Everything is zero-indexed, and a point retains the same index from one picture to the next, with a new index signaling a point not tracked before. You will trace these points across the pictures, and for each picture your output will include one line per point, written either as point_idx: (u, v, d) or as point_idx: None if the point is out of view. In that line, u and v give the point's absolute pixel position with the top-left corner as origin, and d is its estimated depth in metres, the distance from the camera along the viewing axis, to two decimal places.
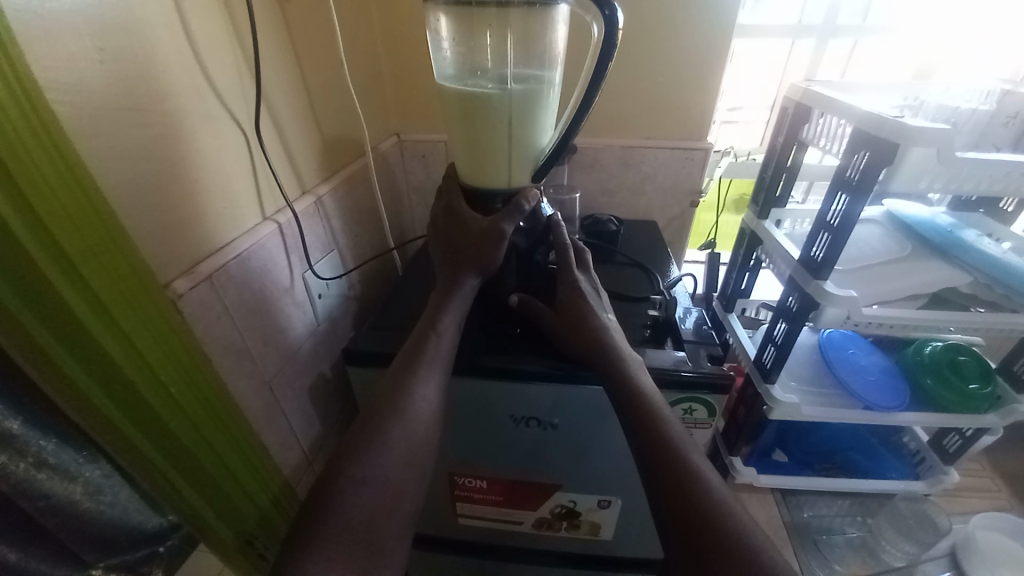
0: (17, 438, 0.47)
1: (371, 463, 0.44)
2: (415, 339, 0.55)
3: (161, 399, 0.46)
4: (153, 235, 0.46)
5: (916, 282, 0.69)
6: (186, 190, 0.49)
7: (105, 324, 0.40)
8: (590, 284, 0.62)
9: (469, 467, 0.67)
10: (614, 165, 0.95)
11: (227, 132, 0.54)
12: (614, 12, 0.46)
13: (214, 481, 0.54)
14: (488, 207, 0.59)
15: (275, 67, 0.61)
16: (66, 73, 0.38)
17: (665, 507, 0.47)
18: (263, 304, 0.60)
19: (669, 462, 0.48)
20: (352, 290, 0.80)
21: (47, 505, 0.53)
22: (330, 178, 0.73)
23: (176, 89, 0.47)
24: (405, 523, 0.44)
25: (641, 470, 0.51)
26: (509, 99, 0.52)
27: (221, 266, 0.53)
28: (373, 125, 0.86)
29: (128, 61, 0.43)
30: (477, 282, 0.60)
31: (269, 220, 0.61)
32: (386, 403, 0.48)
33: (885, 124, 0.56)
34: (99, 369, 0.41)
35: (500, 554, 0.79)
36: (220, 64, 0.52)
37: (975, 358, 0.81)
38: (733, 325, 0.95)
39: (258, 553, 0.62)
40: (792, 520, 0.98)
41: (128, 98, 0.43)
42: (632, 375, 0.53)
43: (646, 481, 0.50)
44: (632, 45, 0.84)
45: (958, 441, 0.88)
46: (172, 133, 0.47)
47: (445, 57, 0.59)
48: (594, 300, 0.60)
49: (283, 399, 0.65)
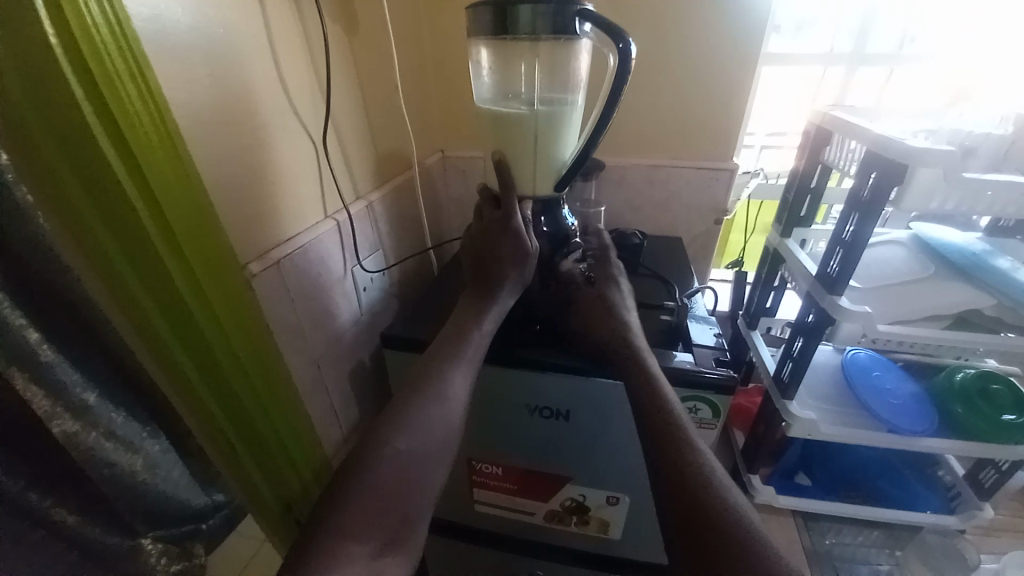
0: (92, 410, 0.49)
1: (409, 438, 0.51)
2: (449, 335, 0.61)
3: (231, 363, 0.54)
4: (238, 223, 0.56)
5: (936, 304, 0.70)
6: (265, 188, 0.60)
7: (195, 292, 0.49)
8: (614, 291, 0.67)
9: (487, 453, 0.73)
10: (641, 183, 1.00)
11: (299, 143, 0.64)
12: (627, 45, 0.52)
13: (267, 448, 0.62)
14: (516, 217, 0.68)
15: (341, 90, 0.72)
16: (184, 94, 0.49)
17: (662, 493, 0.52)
18: (318, 291, 0.69)
19: (673, 459, 0.52)
20: (393, 286, 0.89)
21: (110, 474, 0.52)
22: (381, 186, 0.83)
23: (263, 107, 0.58)
24: (424, 488, 0.50)
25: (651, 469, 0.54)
26: (535, 118, 0.60)
27: (287, 255, 0.62)
28: (421, 142, 0.96)
29: (231, 84, 0.54)
30: (512, 297, 0.64)
31: (329, 219, 0.70)
32: (424, 385, 0.55)
33: (891, 146, 0.59)
34: (187, 332, 0.50)
35: (513, 545, 0.83)
36: (298, 88, 0.63)
37: (1010, 387, 0.77)
38: (756, 343, 0.95)
39: (294, 518, 0.68)
40: (813, 546, 0.95)
41: (227, 113, 0.54)
42: (645, 363, 0.58)
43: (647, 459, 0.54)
44: (661, 74, 0.91)
45: (994, 476, 0.85)
46: (256, 142, 0.58)
47: (484, 83, 0.67)
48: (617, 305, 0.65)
49: (327, 377, 0.73)
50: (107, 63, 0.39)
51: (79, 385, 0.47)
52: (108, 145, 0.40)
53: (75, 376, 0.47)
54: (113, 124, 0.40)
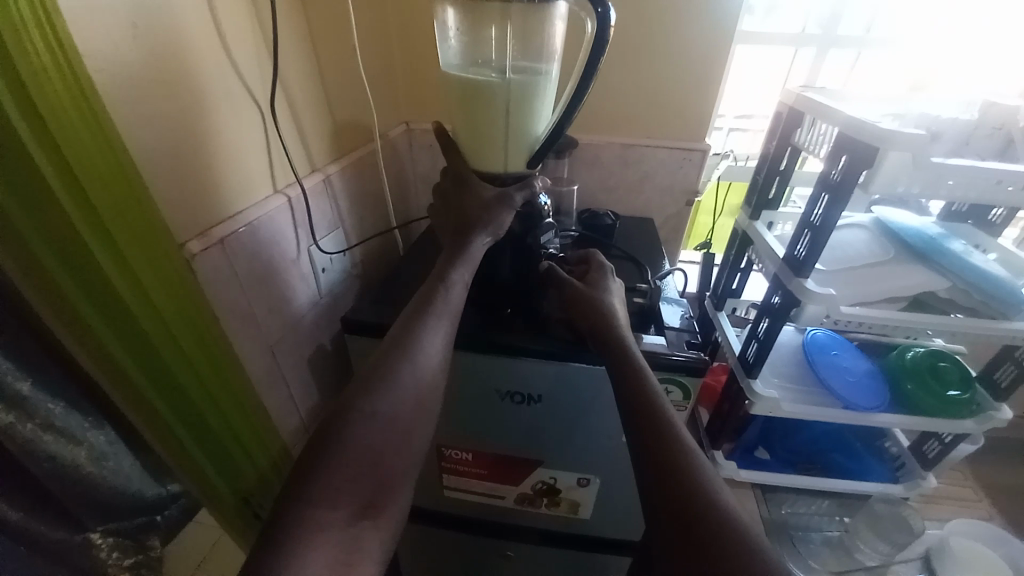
0: (28, 401, 0.45)
1: (383, 399, 0.47)
2: (425, 290, 0.57)
3: (173, 354, 0.49)
4: (173, 198, 0.50)
5: (896, 286, 0.72)
6: (204, 158, 0.53)
7: (125, 278, 0.43)
8: (598, 269, 0.65)
9: (457, 440, 0.71)
10: (614, 162, 0.98)
11: (244, 109, 0.58)
12: (607, 10, 0.48)
13: (218, 438, 0.57)
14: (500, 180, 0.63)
15: (291, 50, 0.64)
16: (103, 44, 0.41)
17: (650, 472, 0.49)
18: (271, 272, 0.63)
19: (655, 426, 0.49)
20: (355, 267, 0.83)
21: (51, 468, 0.48)
22: (339, 159, 0.77)
23: (201, 64, 0.51)
24: (403, 466, 0.48)
25: (630, 439, 0.51)
26: (507, 87, 0.55)
27: (232, 233, 0.56)
28: (384, 113, 0.89)
29: (161, 38, 0.47)
30: (488, 240, 0.61)
31: (280, 194, 0.64)
32: (398, 348, 0.51)
33: (864, 129, 0.59)
34: (118, 320, 0.44)
35: (486, 529, 0.82)
36: (240, 46, 0.56)
37: (956, 364, 0.83)
38: (722, 324, 0.97)
39: (252, 511, 0.65)
40: (771, 516, 1.01)
41: (157, 70, 0.47)
42: (623, 349, 0.55)
43: (627, 439, 0.51)
44: (638, 47, 0.87)
45: (937, 447, 0.92)
46: (194, 106, 0.51)
47: (450, 47, 0.61)
48: (598, 287, 0.62)
49: (284, 364, 0.69)
50: (8, 7, 0.31)
51: (12, 373, 0.43)
52: (10, 106, 0.33)
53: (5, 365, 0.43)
54: (14, 81, 0.33)
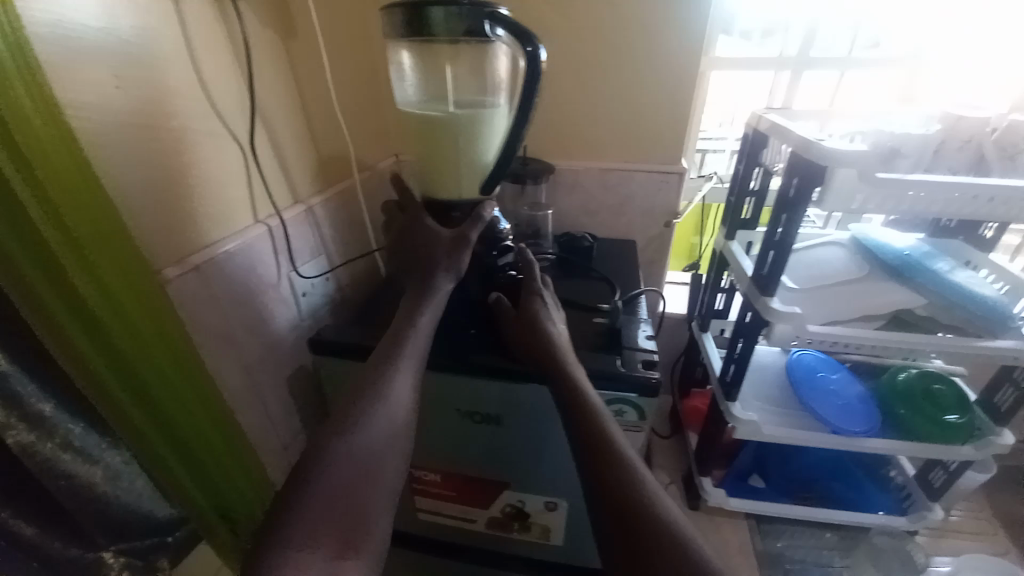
0: (48, 420, 0.48)
1: (359, 437, 0.50)
2: (396, 330, 0.60)
3: (156, 377, 0.52)
4: (152, 229, 0.55)
5: (871, 304, 0.70)
6: (184, 191, 0.58)
7: (112, 307, 0.47)
8: (549, 300, 0.68)
9: (425, 461, 0.71)
10: (594, 186, 1.00)
11: (226, 147, 0.64)
12: (536, 49, 0.51)
13: (195, 455, 0.59)
14: (448, 216, 0.67)
15: (273, 93, 0.71)
16: (88, 96, 0.47)
17: (601, 492, 0.51)
18: (250, 295, 0.67)
19: (606, 455, 0.52)
20: (338, 292, 0.87)
21: (68, 487, 0.50)
22: (323, 191, 0.82)
23: (182, 111, 0.57)
24: (380, 500, 0.48)
25: (580, 466, 0.54)
26: (454, 119, 0.60)
27: (209, 259, 0.61)
28: (371, 146, 0.96)
29: (144, 90, 0.53)
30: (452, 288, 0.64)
31: (260, 223, 0.69)
32: (367, 386, 0.54)
33: (811, 147, 0.59)
34: (104, 345, 0.47)
35: (460, 554, 0.81)
36: (223, 93, 0.63)
37: (951, 387, 0.79)
38: (707, 344, 0.96)
39: (233, 533, 0.66)
40: (765, 548, 0.96)
41: (142, 118, 0.53)
42: (566, 368, 0.58)
43: (582, 474, 0.53)
44: (610, 76, 0.91)
45: (943, 476, 0.85)
46: (175, 147, 0.57)
47: (408, 87, 0.66)
48: (547, 311, 0.65)
49: (261, 385, 0.72)
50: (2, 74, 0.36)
51: (35, 395, 0.46)
52: None
53: (32, 387, 0.46)
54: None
